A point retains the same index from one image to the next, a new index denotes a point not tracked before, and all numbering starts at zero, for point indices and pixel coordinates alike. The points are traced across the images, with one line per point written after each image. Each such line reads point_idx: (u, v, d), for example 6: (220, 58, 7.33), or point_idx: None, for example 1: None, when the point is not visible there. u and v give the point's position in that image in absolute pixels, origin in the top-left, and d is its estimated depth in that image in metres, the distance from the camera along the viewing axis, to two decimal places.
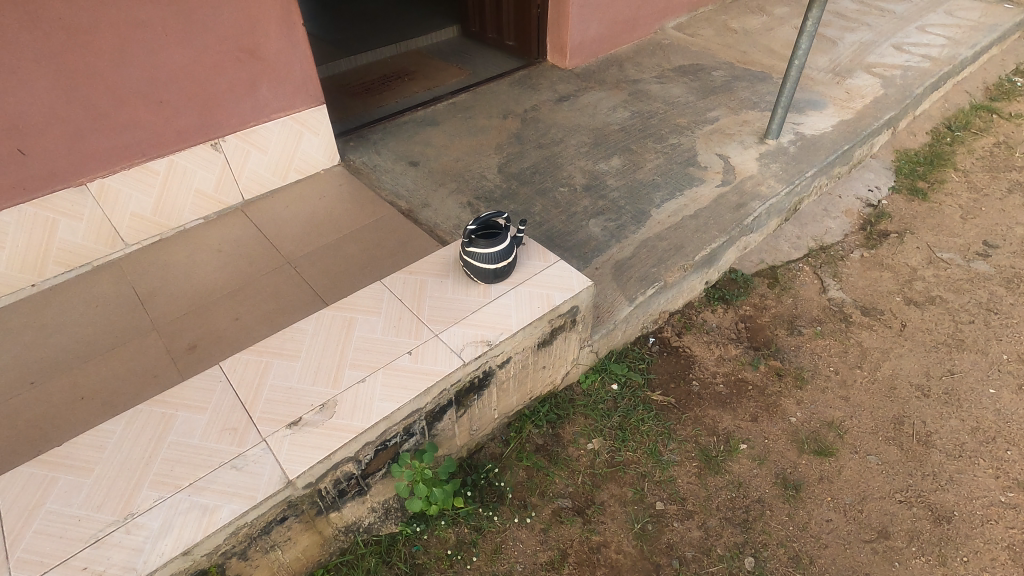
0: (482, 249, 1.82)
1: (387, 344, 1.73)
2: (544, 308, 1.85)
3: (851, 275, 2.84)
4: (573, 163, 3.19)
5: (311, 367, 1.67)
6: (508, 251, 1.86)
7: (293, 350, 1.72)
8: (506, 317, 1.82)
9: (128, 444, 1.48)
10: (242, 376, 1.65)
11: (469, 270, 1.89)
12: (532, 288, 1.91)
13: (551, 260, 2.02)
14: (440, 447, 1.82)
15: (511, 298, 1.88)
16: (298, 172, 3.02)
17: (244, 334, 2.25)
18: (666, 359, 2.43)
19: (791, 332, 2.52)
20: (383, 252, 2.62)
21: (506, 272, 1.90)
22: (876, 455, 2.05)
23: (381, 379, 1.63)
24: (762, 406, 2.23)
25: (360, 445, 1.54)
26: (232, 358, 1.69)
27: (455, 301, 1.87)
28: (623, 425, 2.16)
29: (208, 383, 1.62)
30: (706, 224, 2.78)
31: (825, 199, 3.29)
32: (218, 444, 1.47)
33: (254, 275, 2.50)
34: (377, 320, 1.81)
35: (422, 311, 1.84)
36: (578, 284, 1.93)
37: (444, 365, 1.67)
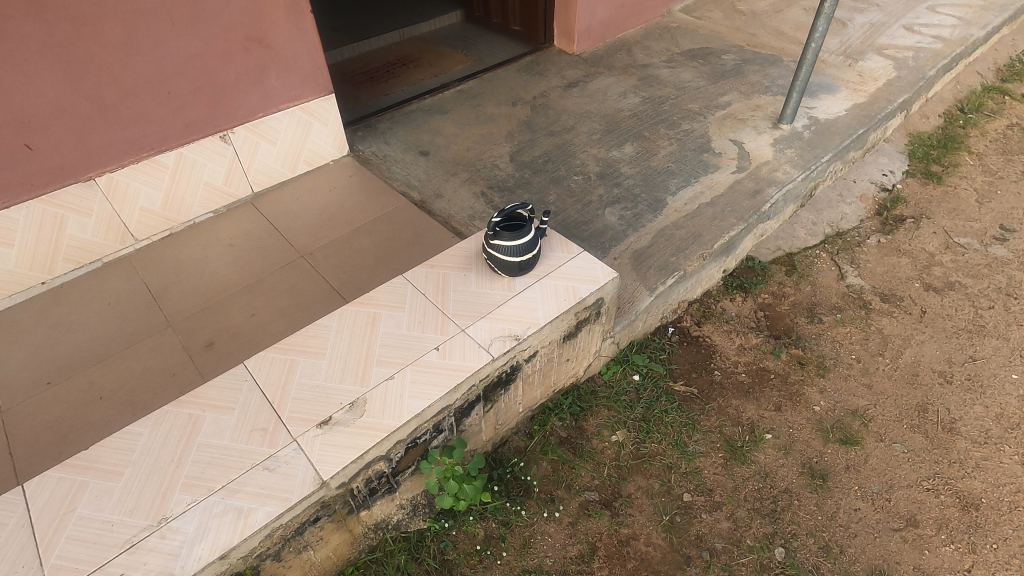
0: (508, 242, 1.79)
1: (414, 339, 1.70)
2: (570, 300, 1.83)
3: (868, 261, 2.81)
4: (585, 150, 3.14)
5: (338, 364, 1.64)
6: (534, 243, 1.83)
7: (318, 347, 1.69)
8: (533, 311, 1.79)
9: (157, 446, 1.45)
10: (267, 374, 1.62)
11: (493, 263, 1.86)
12: (557, 280, 1.89)
13: (575, 251, 1.99)
14: (467, 442, 1.80)
15: (536, 291, 1.86)
16: (308, 163, 2.96)
17: (263, 330, 2.22)
18: (686, 349, 2.42)
19: (811, 320, 2.50)
20: (398, 244, 2.58)
21: (531, 264, 1.87)
22: (901, 442, 2.05)
23: (410, 376, 1.61)
24: (785, 395, 2.21)
25: (391, 444, 1.51)
26: (256, 356, 1.66)
27: (480, 295, 1.84)
28: (646, 417, 2.15)
29: (234, 383, 1.60)
30: (723, 211, 2.74)
31: (840, 184, 3.25)
32: (249, 445, 1.45)
33: (268, 270, 2.46)
34: (402, 315, 1.78)
35: (447, 305, 1.81)
36: (604, 275, 1.91)
37: (473, 360, 1.65)
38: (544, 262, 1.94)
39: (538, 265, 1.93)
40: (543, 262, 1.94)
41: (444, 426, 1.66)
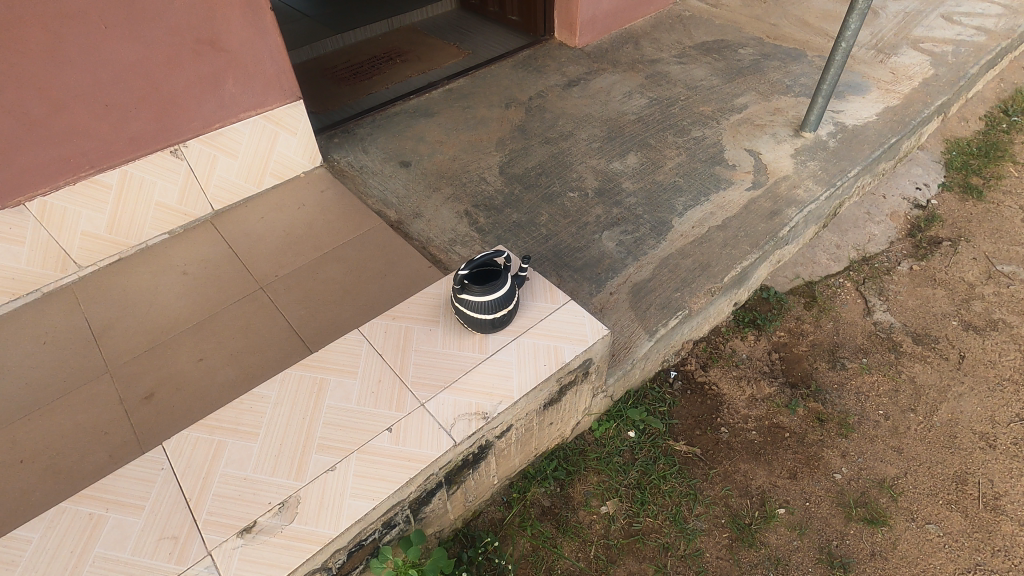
0: (478, 295, 1.51)
1: (364, 416, 1.45)
2: (551, 365, 1.55)
3: (899, 293, 2.50)
4: (584, 161, 2.83)
5: (272, 448, 1.40)
6: (509, 295, 1.56)
7: (251, 424, 1.44)
8: (507, 379, 1.52)
9: (45, 560, 1.22)
10: (187, 458, 1.38)
11: (462, 319, 1.59)
12: (537, 338, 1.61)
13: (560, 300, 1.71)
14: (429, 528, 1.56)
15: (512, 352, 1.58)
16: (276, 176, 2.69)
17: (210, 379, 1.97)
18: (690, 399, 2.14)
19: (833, 366, 2.21)
20: (368, 273, 2.30)
21: (507, 319, 1.60)
22: (936, 523, 1.77)
23: (354, 468, 1.35)
24: (801, 460, 1.94)
25: (328, 554, 1.27)
26: (178, 436, 1.42)
27: (445, 358, 1.57)
28: (641, 484, 1.89)
29: (148, 471, 1.36)
30: (736, 236, 2.44)
31: (868, 199, 2.92)
32: (153, 559, 1.21)
33: (223, 304, 2.21)
34: (353, 383, 1.52)
35: (406, 370, 1.55)
36: (592, 333, 1.63)
37: (430, 447, 1.38)
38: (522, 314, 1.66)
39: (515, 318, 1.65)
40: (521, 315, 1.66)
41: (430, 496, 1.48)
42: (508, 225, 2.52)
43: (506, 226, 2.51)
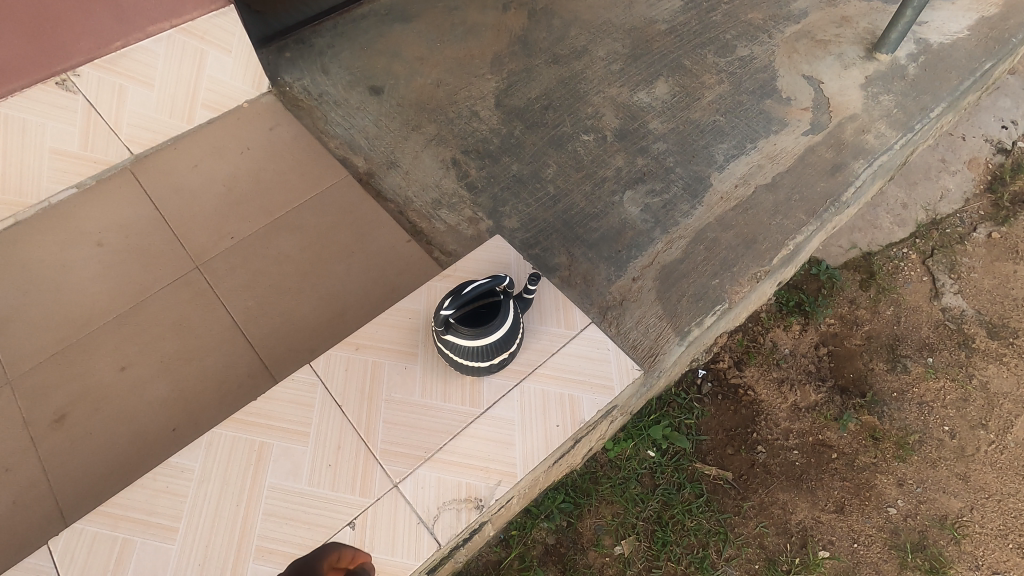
0: (469, 339, 1.09)
1: (317, 504, 1.10)
2: (566, 426, 1.18)
3: (973, 270, 2.09)
4: (600, 89, 2.21)
5: (197, 554, 1.06)
6: (511, 332, 1.14)
7: (169, 514, 1.09)
8: (507, 448, 1.15)
9: None
10: (79, 566, 1.05)
11: (447, 361, 1.18)
12: (547, 383, 1.21)
13: (577, 325, 1.29)
14: None
15: (513, 405, 1.19)
16: (210, 107, 2.06)
17: (136, 397, 1.57)
18: (721, 407, 1.80)
19: (892, 368, 1.85)
20: (330, 249, 1.82)
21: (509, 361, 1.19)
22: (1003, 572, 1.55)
23: None
24: (851, 489, 1.65)
25: None
26: (70, 534, 1.06)
27: (428, 415, 1.17)
28: (662, 518, 1.61)
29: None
30: (789, 201, 1.96)
31: (943, 141, 2.38)
32: None
33: (150, 289, 1.75)
34: (304, 455, 1.14)
35: (375, 435, 1.16)
36: (619, 374, 1.24)
37: (409, 554, 1.06)
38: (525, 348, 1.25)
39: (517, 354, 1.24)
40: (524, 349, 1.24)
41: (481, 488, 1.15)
42: (506, 180, 1.97)
43: (502, 180, 1.97)
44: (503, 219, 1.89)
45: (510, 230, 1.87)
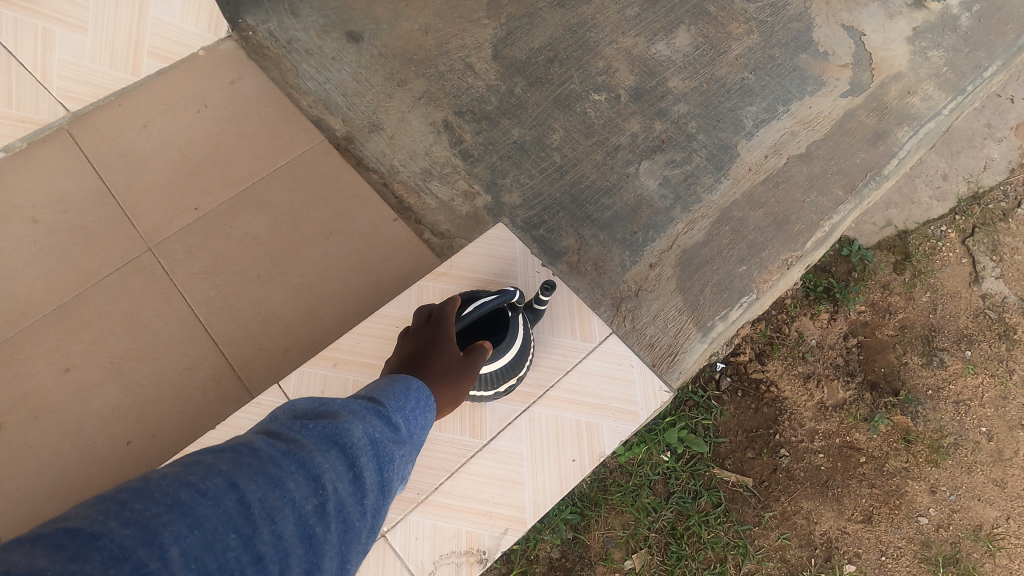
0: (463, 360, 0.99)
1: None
2: (582, 461, 1.16)
3: (1016, 251, 1.90)
4: (613, 39, 1.86)
5: None
6: (512, 358, 1.07)
7: None
8: (515, 490, 1.14)
9: None
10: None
11: None
12: (560, 411, 1.19)
13: (595, 337, 1.25)
14: None
15: (521, 437, 1.17)
16: (159, 56, 1.74)
17: (82, 405, 1.39)
18: (741, 405, 1.63)
19: (928, 363, 1.69)
20: (305, 230, 1.59)
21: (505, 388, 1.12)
22: None
23: None
24: (881, 498, 1.53)
25: None
26: None
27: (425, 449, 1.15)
28: (677, 530, 1.48)
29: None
30: (824, 175, 1.74)
31: (989, 103, 2.13)
32: None
33: (96, 277, 1.52)
34: None
35: None
36: (645, 399, 1.21)
37: None
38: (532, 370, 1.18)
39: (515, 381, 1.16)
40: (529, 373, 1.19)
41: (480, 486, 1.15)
42: (506, 147, 1.71)
43: (501, 148, 1.71)
44: (503, 194, 1.66)
45: (511, 207, 1.64)
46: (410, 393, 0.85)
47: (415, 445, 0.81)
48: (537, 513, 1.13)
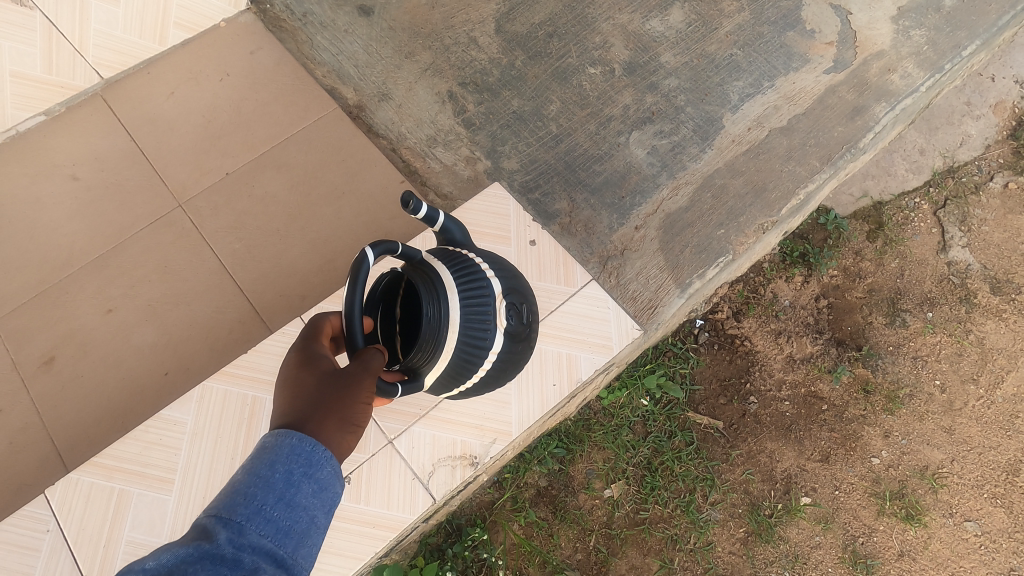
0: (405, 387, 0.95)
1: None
2: (562, 385, 1.47)
3: (985, 222, 2.00)
4: (609, 16, 1.97)
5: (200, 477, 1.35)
6: (467, 345, 0.99)
7: (171, 445, 1.36)
8: (503, 408, 1.44)
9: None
10: (74, 512, 1.31)
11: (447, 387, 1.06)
12: (545, 344, 1.51)
13: (577, 284, 1.58)
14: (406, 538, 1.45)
15: None
16: (184, 28, 1.86)
17: (123, 341, 1.56)
18: (716, 357, 1.79)
19: (891, 323, 1.84)
20: (319, 190, 1.74)
21: (503, 362, 1.08)
22: (976, 520, 1.65)
23: None
24: (838, 440, 1.70)
25: None
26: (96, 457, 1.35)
27: None
28: (652, 464, 1.66)
29: (29, 537, 1.30)
30: (803, 147, 1.85)
31: (970, 82, 2.20)
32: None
33: (131, 229, 1.68)
34: None
35: None
36: (617, 334, 1.54)
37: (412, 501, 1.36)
38: (513, 306, 1.06)
39: (523, 341, 1.11)
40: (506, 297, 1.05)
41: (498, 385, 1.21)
42: (506, 117, 1.84)
43: (502, 117, 1.84)
44: (502, 161, 1.80)
45: (509, 172, 1.78)
46: (277, 468, 0.69)
47: (288, 541, 0.67)
48: (520, 426, 1.43)
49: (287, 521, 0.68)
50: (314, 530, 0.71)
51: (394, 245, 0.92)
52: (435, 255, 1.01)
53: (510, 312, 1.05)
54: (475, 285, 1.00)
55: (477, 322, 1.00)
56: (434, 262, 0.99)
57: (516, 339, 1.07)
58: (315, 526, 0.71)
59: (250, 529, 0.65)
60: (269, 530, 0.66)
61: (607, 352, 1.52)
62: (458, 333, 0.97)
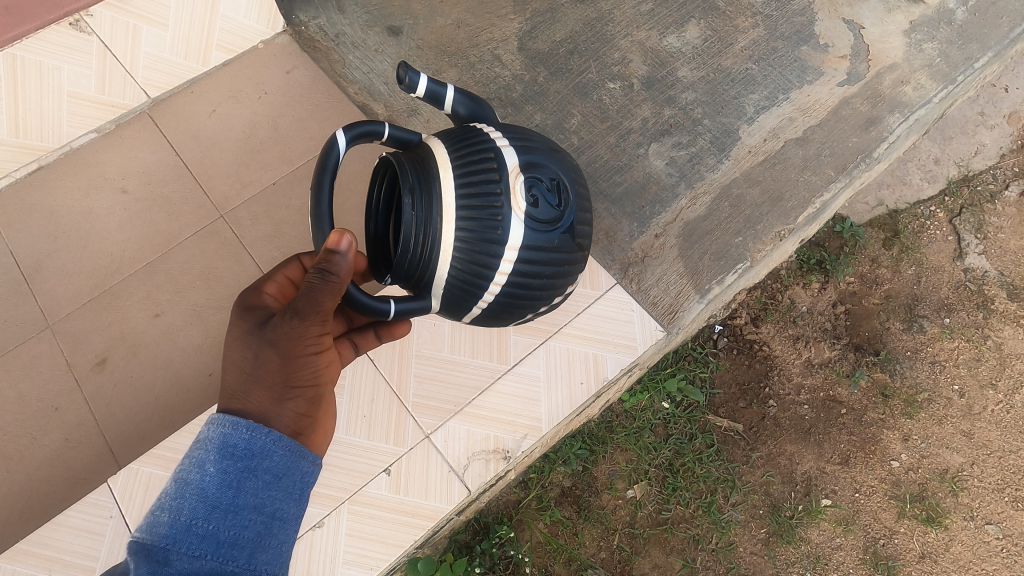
0: (417, 304, 1.07)
1: (358, 451, 1.46)
2: (589, 383, 1.55)
3: (1001, 230, 2.03)
4: (628, 33, 2.05)
5: None
6: (473, 227, 1.02)
7: None
8: (533, 404, 1.52)
9: (67, 548, 1.37)
10: (136, 500, 1.41)
11: (470, 293, 1.07)
12: (571, 344, 1.58)
13: (603, 289, 1.67)
14: (439, 532, 1.52)
15: (538, 363, 1.56)
16: (225, 49, 1.96)
17: (170, 344, 1.67)
18: (735, 362, 1.83)
19: (908, 328, 1.87)
20: (352, 200, 1.83)
21: (530, 256, 1.05)
22: (996, 523, 1.71)
23: (347, 516, 1.41)
24: (858, 444, 1.75)
25: None
26: (149, 453, 1.44)
27: (457, 369, 1.54)
28: (673, 465, 1.70)
29: (95, 523, 1.39)
30: (818, 157, 1.90)
31: (983, 92, 2.23)
32: None
33: (176, 238, 1.78)
34: (341, 403, 1.50)
35: (405, 388, 1.52)
36: (642, 336, 1.62)
37: (445, 496, 1.43)
38: (531, 182, 1.04)
39: (553, 231, 1.06)
40: (520, 171, 1.04)
41: (548, 304, 1.18)
42: None
43: None
44: None
45: None
46: (212, 468, 0.83)
47: (235, 533, 0.82)
48: (549, 422, 1.51)
49: (224, 532, 0.80)
50: (268, 525, 0.85)
51: (380, 130, 1.06)
52: (441, 139, 1.09)
53: (529, 190, 1.04)
54: (474, 162, 1.03)
55: (479, 203, 1.02)
56: (435, 146, 1.08)
57: (541, 225, 1.05)
58: (261, 526, 0.84)
59: (179, 555, 0.76)
60: (207, 546, 0.78)
61: (632, 353, 1.60)
62: (456, 215, 1.01)
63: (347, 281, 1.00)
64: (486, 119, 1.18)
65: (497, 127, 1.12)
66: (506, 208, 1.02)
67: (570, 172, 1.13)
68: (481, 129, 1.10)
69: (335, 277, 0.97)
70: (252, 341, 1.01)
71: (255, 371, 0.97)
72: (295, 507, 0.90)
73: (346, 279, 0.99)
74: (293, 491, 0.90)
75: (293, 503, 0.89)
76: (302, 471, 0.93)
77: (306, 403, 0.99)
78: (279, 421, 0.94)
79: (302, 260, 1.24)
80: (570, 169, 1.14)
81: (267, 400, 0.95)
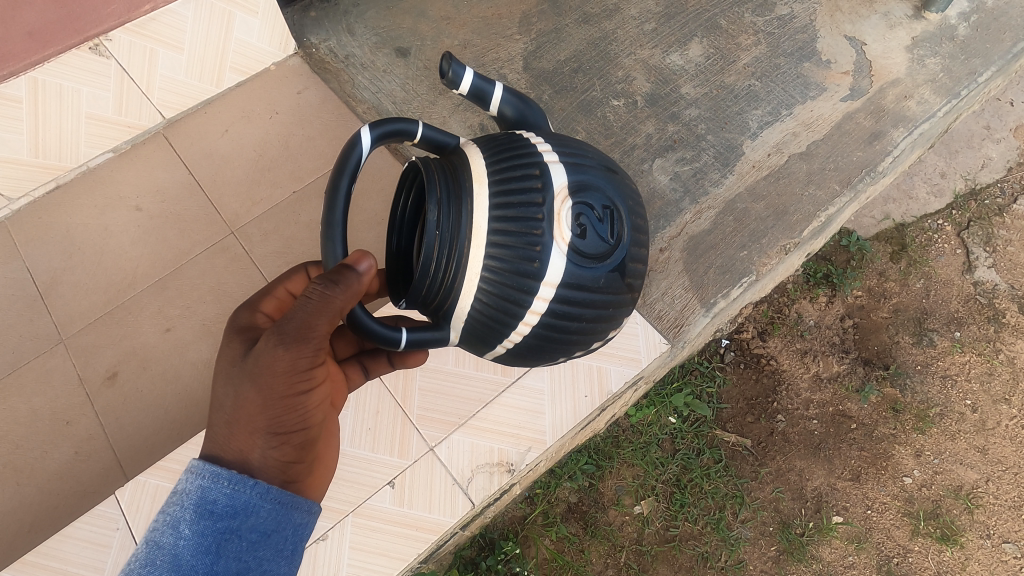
0: (431, 334, 1.07)
1: (362, 462, 1.47)
2: (593, 397, 1.54)
3: (1010, 243, 2.01)
4: (632, 51, 2.08)
5: None
6: (509, 258, 1.01)
7: None
8: (537, 417, 1.52)
9: (74, 559, 1.38)
10: (143, 513, 1.41)
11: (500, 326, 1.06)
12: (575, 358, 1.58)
13: None
14: (444, 546, 1.50)
15: (542, 377, 1.56)
16: (238, 71, 2.01)
17: (180, 358, 1.69)
18: (742, 376, 1.81)
19: (918, 342, 1.86)
20: (359, 218, 1.86)
21: (567, 294, 1.04)
22: (1013, 541, 1.67)
23: (350, 528, 1.41)
24: (869, 460, 1.73)
25: None
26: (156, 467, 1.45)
27: (463, 382, 1.54)
28: (681, 481, 1.68)
29: (102, 535, 1.40)
30: (823, 171, 1.91)
31: (989, 106, 2.24)
32: None
33: (189, 254, 1.82)
34: (347, 416, 1.51)
35: (410, 401, 1.53)
36: (646, 347, 1.63)
37: (449, 511, 1.43)
38: (579, 210, 1.02)
39: (598, 268, 1.05)
40: (569, 195, 1.02)
41: (584, 348, 1.17)
42: None
43: None
44: None
45: None
46: (191, 533, 0.84)
47: None
48: (554, 435, 1.51)
49: None
50: None
51: (412, 129, 1.07)
52: (480, 148, 1.09)
53: (574, 219, 1.02)
54: (516, 182, 1.02)
55: (517, 229, 1.00)
56: (474, 156, 1.07)
57: (585, 260, 1.03)
58: None
59: None
60: None
61: (636, 366, 1.59)
62: (489, 240, 1.00)
63: (352, 300, 0.99)
64: (533, 123, 1.20)
65: (545, 136, 1.12)
66: (546, 237, 1.00)
67: (626, 198, 1.11)
68: (529, 140, 1.09)
69: (340, 290, 0.96)
70: (237, 377, 0.99)
71: (235, 412, 0.97)
72: (285, 562, 0.94)
73: (353, 295, 0.98)
74: (284, 548, 0.93)
75: (282, 559, 0.93)
76: (294, 523, 0.96)
77: (294, 449, 1.00)
78: (264, 471, 0.96)
79: (309, 271, 1.27)
80: (625, 193, 1.12)
81: (251, 445, 0.96)
